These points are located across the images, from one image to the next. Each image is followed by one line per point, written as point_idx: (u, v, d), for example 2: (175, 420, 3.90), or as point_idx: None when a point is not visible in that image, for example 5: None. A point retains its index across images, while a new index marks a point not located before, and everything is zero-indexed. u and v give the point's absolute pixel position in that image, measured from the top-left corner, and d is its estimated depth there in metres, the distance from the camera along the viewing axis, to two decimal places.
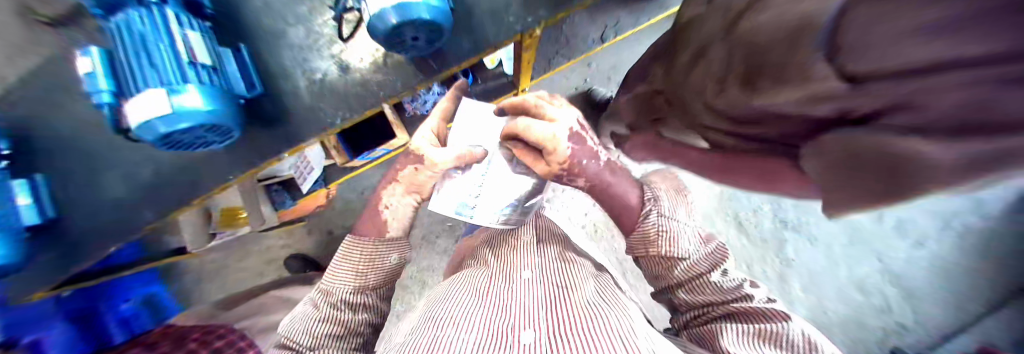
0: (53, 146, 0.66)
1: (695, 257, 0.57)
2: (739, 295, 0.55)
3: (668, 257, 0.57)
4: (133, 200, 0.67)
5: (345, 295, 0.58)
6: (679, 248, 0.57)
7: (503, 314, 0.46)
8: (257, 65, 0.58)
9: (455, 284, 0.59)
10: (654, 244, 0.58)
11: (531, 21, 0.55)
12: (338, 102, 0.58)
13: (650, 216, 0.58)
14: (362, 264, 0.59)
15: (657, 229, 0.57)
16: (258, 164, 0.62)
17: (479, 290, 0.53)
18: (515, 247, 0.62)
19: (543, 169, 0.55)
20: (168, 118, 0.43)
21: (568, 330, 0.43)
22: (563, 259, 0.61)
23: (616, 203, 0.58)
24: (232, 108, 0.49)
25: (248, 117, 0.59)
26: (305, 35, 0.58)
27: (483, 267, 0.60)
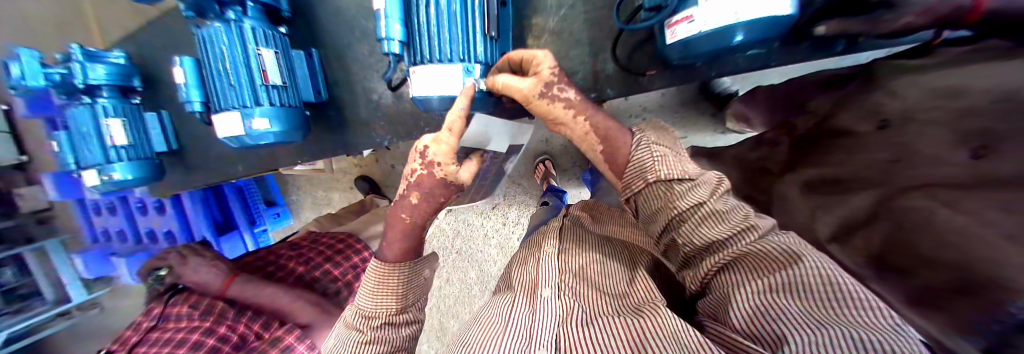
0: (167, 95, 0.74)
1: (693, 180, 0.34)
2: (742, 228, 0.29)
3: (665, 184, 0.35)
4: (226, 158, 0.75)
5: (389, 317, 0.44)
6: (684, 169, 0.36)
7: (525, 333, 0.29)
8: (325, 71, 0.59)
9: (484, 305, 0.42)
10: (653, 169, 0.35)
11: (595, 98, 0.53)
12: (386, 126, 0.60)
13: (641, 143, 0.38)
14: (403, 286, 0.45)
15: (651, 159, 0.36)
16: (319, 155, 0.65)
17: (502, 312, 0.35)
18: (539, 251, 0.44)
19: (528, 87, 0.38)
20: (250, 136, 0.50)
21: (597, 346, 0.27)
22: (586, 269, 0.40)
23: (609, 132, 0.40)
24: (295, 127, 0.53)
25: (315, 118, 0.62)
26: (370, 53, 0.56)
27: (508, 288, 0.42)
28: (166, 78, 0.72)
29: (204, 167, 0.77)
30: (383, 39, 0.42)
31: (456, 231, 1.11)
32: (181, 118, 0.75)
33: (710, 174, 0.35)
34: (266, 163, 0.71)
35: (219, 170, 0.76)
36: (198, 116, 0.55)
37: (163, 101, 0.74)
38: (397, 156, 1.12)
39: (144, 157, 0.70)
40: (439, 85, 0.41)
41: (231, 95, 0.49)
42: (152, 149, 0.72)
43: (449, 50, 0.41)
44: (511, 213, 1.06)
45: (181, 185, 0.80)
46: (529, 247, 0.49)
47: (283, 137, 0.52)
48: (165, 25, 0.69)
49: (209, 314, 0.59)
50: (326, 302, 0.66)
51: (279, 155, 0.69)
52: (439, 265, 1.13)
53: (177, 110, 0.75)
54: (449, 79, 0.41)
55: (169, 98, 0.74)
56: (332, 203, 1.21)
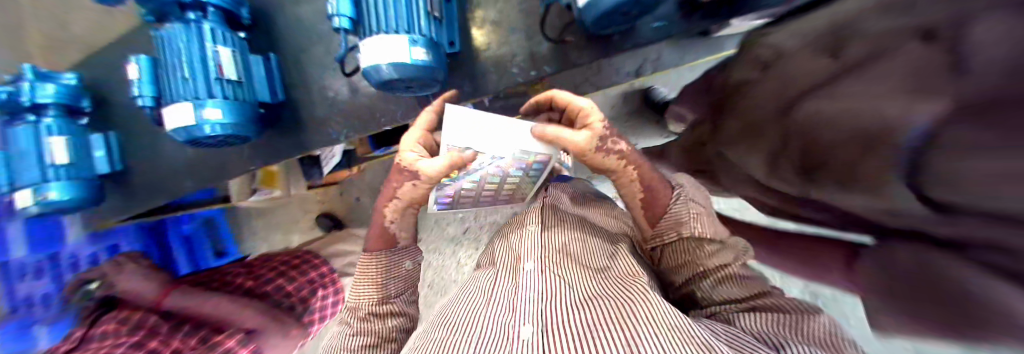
0: (122, 114, 0.73)
1: (723, 245, 0.39)
2: (754, 294, 0.36)
3: (698, 242, 0.39)
4: (176, 173, 0.72)
5: (370, 307, 0.45)
6: (715, 230, 0.40)
7: (511, 307, 0.31)
8: (282, 74, 0.62)
9: (467, 283, 0.42)
10: (688, 226, 0.39)
11: (536, 75, 0.59)
12: (342, 121, 0.62)
13: (679, 199, 0.41)
14: (380, 275, 0.47)
15: (690, 216, 0.39)
16: (273, 158, 0.66)
17: (491, 285, 0.36)
18: (524, 228, 0.44)
19: (584, 141, 0.40)
20: (194, 129, 0.50)
21: (583, 324, 0.28)
22: (571, 244, 0.40)
23: (643, 181, 0.43)
24: (248, 120, 0.54)
25: (270, 119, 0.64)
26: (326, 53, 0.61)
27: (489, 266, 0.43)
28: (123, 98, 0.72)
29: (152, 186, 0.73)
30: (334, 15, 0.47)
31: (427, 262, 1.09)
32: (133, 138, 0.73)
33: (735, 241, 0.41)
34: (217, 173, 0.69)
35: (168, 189, 0.73)
36: (147, 114, 0.55)
37: (114, 123, 0.73)
38: (361, 187, 1.12)
39: (83, 179, 0.67)
40: (388, 55, 0.45)
41: (184, 88, 0.50)
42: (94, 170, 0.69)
43: (393, 26, 0.46)
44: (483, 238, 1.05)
45: (127, 207, 0.76)
46: (512, 224, 0.51)
47: (238, 130, 0.53)
48: (127, 48, 0.71)
49: (140, 328, 0.54)
50: (282, 314, 0.64)
51: (230, 164, 0.68)
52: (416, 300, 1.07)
53: (129, 129, 0.73)
54: (396, 48, 0.45)
55: (121, 119, 0.73)
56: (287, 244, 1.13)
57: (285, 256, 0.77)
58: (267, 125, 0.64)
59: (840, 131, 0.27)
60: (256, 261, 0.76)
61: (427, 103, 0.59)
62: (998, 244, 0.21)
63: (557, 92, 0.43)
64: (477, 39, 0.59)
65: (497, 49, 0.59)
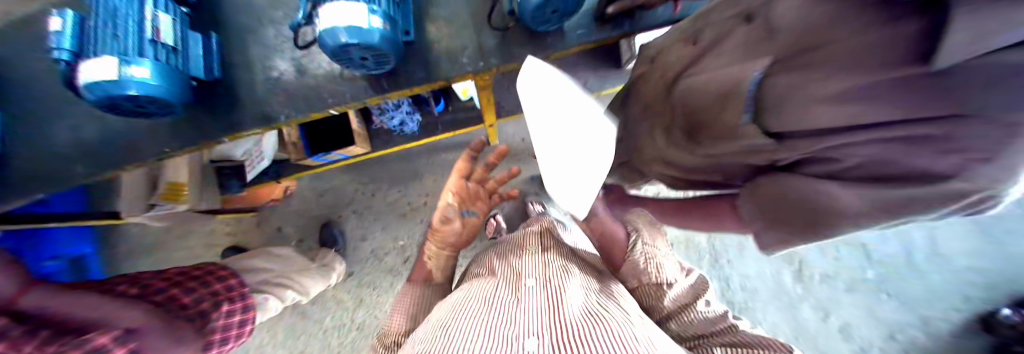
0: (14, 90, 0.62)
1: (674, 284, 0.57)
2: (709, 331, 0.52)
3: (656, 283, 0.57)
4: (69, 158, 0.61)
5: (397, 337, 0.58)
6: (665, 274, 0.58)
7: (511, 318, 0.39)
8: (222, 53, 0.62)
9: (460, 292, 0.51)
10: (648, 273, 0.58)
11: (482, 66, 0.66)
12: (287, 101, 0.62)
13: (637, 245, 0.62)
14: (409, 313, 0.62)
15: (645, 256, 0.60)
16: (202, 139, 0.61)
17: (491, 297, 0.45)
18: (525, 254, 0.56)
19: None
20: (115, 85, 0.47)
21: (565, 332, 0.37)
22: (569, 268, 0.53)
23: (604, 234, 0.64)
24: (176, 85, 0.52)
25: (205, 98, 0.61)
26: (273, 35, 0.64)
27: (488, 276, 0.52)
28: (20, 68, 0.61)
29: (33, 173, 0.61)
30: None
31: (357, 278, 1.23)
32: (21, 117, 0.62)
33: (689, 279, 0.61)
34: (125, 156, 0.61)
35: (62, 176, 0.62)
36: (61, 69, 0.50)
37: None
38: (287, 215, 1.34)
39: None
40: (345, 18, 0.49)
41: (114, 44, 0.48)
42: None
43: None
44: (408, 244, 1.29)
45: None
46: (512, 248, 0.61)
47: (164, 94, 0.50)
48: (32, 21, 0.63)
49: None
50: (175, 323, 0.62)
51: (144, 145, 0.61)
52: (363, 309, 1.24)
53: (17, 104, 0.61)
54: (353, 14, 0.49)
55: (9, 94, 0.61)
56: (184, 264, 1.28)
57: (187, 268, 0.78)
58: (200, 103, 0.61)
59: (742, 74, 0.36)
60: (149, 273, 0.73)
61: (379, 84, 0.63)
62: (850, 126, 0.29)
63: None
64: (431, 33, 0.66)
65: (449, 41, 0.66)
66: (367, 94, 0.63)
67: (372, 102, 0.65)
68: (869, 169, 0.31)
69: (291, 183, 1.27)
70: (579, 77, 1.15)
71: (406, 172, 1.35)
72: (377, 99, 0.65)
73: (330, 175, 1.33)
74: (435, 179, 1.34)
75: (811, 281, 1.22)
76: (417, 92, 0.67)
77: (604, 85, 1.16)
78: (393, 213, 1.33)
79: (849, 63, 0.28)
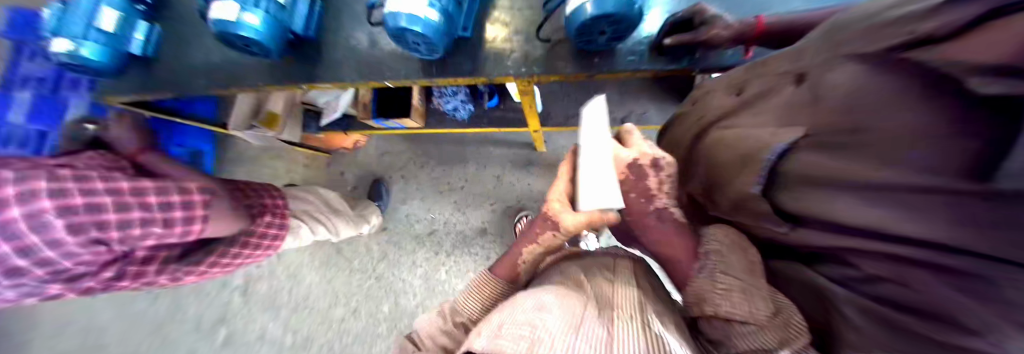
0: (174, 12, 0.82)
1: (773, 329, 0.29)
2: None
3: (725, 321, 0.32)
4: (195, 72, 0.79)
5: (468, 319, 0.48)
6: (752, 310, 0.31)
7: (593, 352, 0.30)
8: (321, 18, 0.73)
9: (527, 290, 0.42)
10: (709, 303, 0.34)
11: (524, 72, 0.68)
12: (353, 66, 0.72)
13: (705, 261, 0.37)
14: (490, 301, 0.51)
15: (712, 280, 0.35)
16: (282, 82, 0.75)
17: (582, 323, 0.34)
18: (616, 278, 0.43)
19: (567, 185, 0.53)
20: (230, 25, 0.60)
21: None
22: (664, 315, 0.37)
23: (664, 248, 0.43)
24: (275, 37, 0.64)
25: (291, 49, 0.74)
26: (358, 9, 0.74)
27: (566, 284, 0.42)
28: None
29: (170, 77, 0.80)
30: None
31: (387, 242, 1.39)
32: (172, 34, 0.81)
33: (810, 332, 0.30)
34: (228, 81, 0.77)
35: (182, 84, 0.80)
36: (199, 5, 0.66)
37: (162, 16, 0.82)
38: (352, 165, 1.49)
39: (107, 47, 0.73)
40: (405, 5, 0.56)
41: None
42: (124, 46, 0.76)
43: None
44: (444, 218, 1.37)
45: (138, 87, 0.82)
46: (602, 264, 0.47)
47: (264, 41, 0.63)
48: None
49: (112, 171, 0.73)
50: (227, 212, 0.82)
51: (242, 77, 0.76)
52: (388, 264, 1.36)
53: (173, 24, 0.81)
54: (414, 4, 0.55)
55: (170, 15, 0.82)
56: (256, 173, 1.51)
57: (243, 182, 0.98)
58: (287, 51, 0.74)
59: (770, 140, 0.31)
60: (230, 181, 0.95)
61: (428, 69, 0.69)
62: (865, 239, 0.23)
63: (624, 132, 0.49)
64: (489, 33, 0.70)
65: (502, 44, 0.69)
66: (419, 76, 0.70)
67: (421, 83, 0.71)
68: (893, 290, 0.22)
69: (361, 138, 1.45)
70: (639, 106, 1.10)
71: (456, 155, 1.43)
72: (427, 82, 0.72)
73: (391, 139, 1.46)
74: (478, 167, 1.40)
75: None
76: (462, 83, 0.72)
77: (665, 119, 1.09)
78: (432, 189, 1.42)
79: (871, 155, 0.22)
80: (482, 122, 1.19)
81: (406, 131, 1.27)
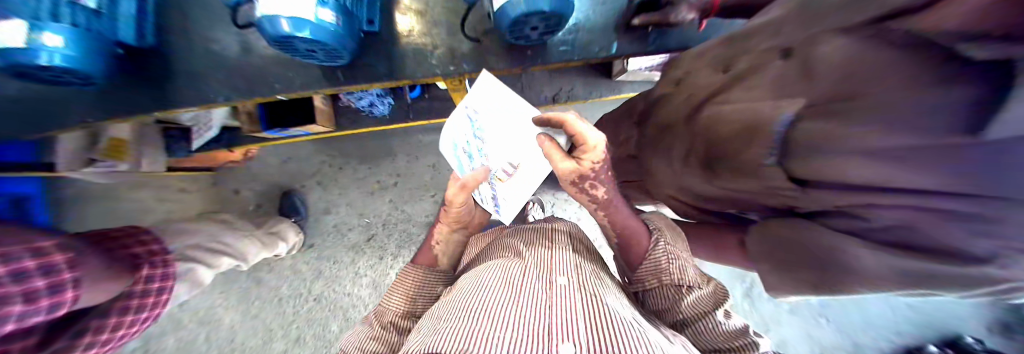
0: None
1: (701, 290, 0.45)
2: (736, 343, 0.42)
3: (679, 287, 0.45)
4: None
5: (394, 317, 0.49)
6: (691, 276, 0.46)
7: (542, 307, 0.34)
8: (161, 22, 0.57)
9: (476, 273, 0.46)
10: (666, 273, 0.46)
11: (452, 70, 0.61)
12: (226, 80, 0.58)
13: (659, 244, 0.51)
14: (414, 291, 0.55)
15: (667, 258, 0.48)
16: (131, 112, 0.57)
17: (513, 278, 0.40)
18: (550, 249, 0.49)
19: (566, 168, 0.51)
20: (28, 52, 0.42)
21: (609, 337, 0.31)
22: (600, 273, 0.49)
23: (625, 230, 0.54)
24: (94, 58, 0.47)
25: (131, 69, 0.56)
26: (217, 4, 0.57)
27: (510, 259, 0.47)
28: None
29: None
30: None
31: (326, 255, 1.25)
32: None
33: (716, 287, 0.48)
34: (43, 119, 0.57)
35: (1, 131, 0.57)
36: None
37: None
38: (244, 178, 1.26)
39: None
40: (288, 5, 0.43)
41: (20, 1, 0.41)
42: None
43: None
44: (386, 219, 1.27)
45: None
46: (536, 236, 0.55)
47: (83, 66, 0.46)
48: None
49: None
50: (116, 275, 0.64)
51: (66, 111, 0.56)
52: (337, 276, 1.24)
53: None
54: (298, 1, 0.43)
55: None
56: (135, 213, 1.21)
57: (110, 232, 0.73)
58: (126, 71, 0.56)
59: (772, 114, 0.32)
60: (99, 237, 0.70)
61: (332, 76, 0.58)
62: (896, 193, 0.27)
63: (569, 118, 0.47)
64: (401, 24, 0.60)
65: (419, 38, 0.60)
66: (320, 86, 0.59)
67: (325, 93, 0.60)
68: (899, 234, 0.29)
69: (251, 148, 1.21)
70: (567, 82, 1.12)
71: (381, 149, 1.27)
72: (333, 91, 0.61)
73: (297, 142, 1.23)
74: (408, 159, 1.28)
75: (760, 301, 1.26)
76: (377, 88, 0.62)
77: (591, 94, 1.12)
78: (358, 189, 1.27)
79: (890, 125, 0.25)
80: (408, 117, 1.10)
81: (316, 135, 1.13)
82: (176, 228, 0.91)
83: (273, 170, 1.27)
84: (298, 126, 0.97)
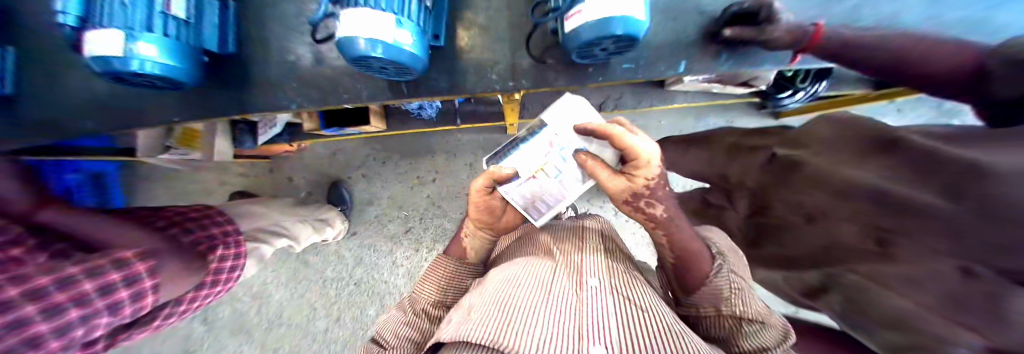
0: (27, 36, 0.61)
1: (764, 327, 0.40)
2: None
3: (738, 319, 0.40)
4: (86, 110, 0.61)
5: (426, 305, 0.47)
6: (754, 309, 0.41)
7: (574, 310, 0.35)
8: (238, 27, 0.59)
9: (510, 266, 0.47)
10: (728, 303, 0.41)
11: (512, 87, 0.59)
12: (297, 88, 0.59)
13: (721, 269, 0.44)
14: (443, 282, 0.52)
15: (730, 286, 0.42)
16: (207, 115, 0.61)
17: (541, 279, 0.41)
18: (582, 248, 0.50)
19: (618, 186, 0.51)
20: (122, 60, 0.45)
21: (645, 345, 0.31)
22: (632, 273, 0.48)
23: (686, 248, 0.46)
24: (184, 65, 0.50)
25: (209, 72, 0.59)
26: (292, 14, 0.59)
27: (543, 258, 0.48)
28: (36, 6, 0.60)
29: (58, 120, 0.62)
30: None
31: (369, 242, 1.30)
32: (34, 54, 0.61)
33: (783, 330, 0.41)
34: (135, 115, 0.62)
35: (106, 122, 0.63)
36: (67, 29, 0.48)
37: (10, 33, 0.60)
38: (290, 167, 1.32)
39: None
40: (368, 28, 0.43)
41: (118, 12, 0.45)
42: None
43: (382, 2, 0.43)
44: (426, 213, 1.29)
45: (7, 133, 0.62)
46: (568, 233, 0.56)
47: (172, 74, 0.50)
48: None
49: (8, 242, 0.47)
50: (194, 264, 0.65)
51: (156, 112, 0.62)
52: (378, 266, 1.28)
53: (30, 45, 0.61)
54: (378, 24, 0.43)
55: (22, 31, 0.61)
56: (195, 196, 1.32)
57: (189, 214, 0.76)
58: (206, 74, 0.59)
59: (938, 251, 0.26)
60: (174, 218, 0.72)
61: (397, 88, 0.58)
62: None
63: (621, 135, 0.47)
64: (463, 38, 0.59)
65: (481, 53, 0.59)
66: (384, 97, 0.59)
67: (390, 103, 0.60)
68: None
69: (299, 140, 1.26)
70: (615, 91, 1.07)
71: (422, 147, 1.29)
72: (395, 101, 0.61)
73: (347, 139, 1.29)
74: (448, 156, 1.28)
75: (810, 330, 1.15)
76: (436, 101, 0.61)
77: (640, 103, 1.04)
78: (400, 184, 1.30)
79: None
80: (450, 120, 1.10)
81: (366, 132, 1.16)
82: (240, 210, 0.95)
83: (318, 162, 1.32)
84: (353, 125, 0.99)
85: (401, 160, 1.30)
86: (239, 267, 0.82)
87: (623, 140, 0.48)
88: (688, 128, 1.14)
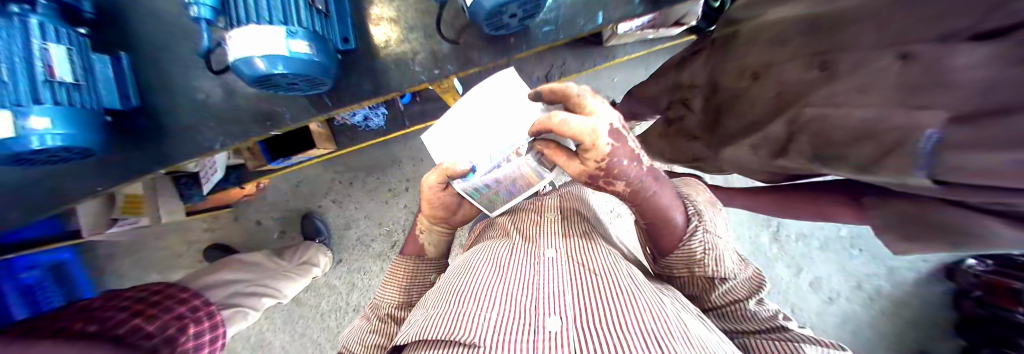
0: None
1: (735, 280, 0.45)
2: (768, 325, 0.41)
3: (711, 278, 0.44)
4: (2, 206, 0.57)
5: (390, 309, 0.52)
6: (728, 268, 0.44)
7: (529, 284, 0.36)
8: (136, 75, 0.56)
9: (471, 254, 0.48)
10: (700, 264, 0.44)
11: (438, 74, 0.58)
12: (217, 127, 0.57)
13: (696, 232, 0.45)
14: (408, 281, 0.57)
15: (704, 248, 0.44)
16: (129, 177, 0.58)
17: (501, 261, 0.42)
18: (541, 223, 0.51)
19: (576, 171, 0.40)
20: (13, 140, 0.41)
21: (599, 306, 0.33)
22: (592, 235, 0.50)
23: (659, 218, 0.45)
24: (87, 129, 0.47)
25: (120, 129, 0.56)
26: (189, 50, 0.56)
27: (504, 239, 0.49)
28: None
29: None
30: (191, 4, 0.42)
31: (357, 265, 1.29)
32: None
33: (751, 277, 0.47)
34: (51, 195, 0.58)
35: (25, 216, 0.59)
36: None
37: None
38: (257, 210, 1.28)
39: None
40: (260, 45, 0.41)
41: None
42: None
43: (267, 16, 0.44)
44: (403, 222, 1.28)
45: None
46: (526, 212, 0.56)
47: (79, 141, 0.46)
48: None
49: None
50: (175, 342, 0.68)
51: (70, 186, 0.58)
52: (371, 285, 1.28)
53: None
54: (268, 39, 0.42)
55: None
56: (164, 263, 1.26)
57: (143, 300, 0.74)
58: (115, 131, 0.56)
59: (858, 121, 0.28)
60: (134, 306, 0.71)
61: (320, 103, 0.57)
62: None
63: (559, 124, 0.36)
64: (376, 36, 0.57)
65: (396, 47, 0.57)
66: (309, 115, 0.58)
67: (316, 121, 0.59)
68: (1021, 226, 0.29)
69: (260, 181, 1.22)
70: (557, 58, 1.07)
71: (384, 159, 1.27)
72: (321, 118, 0.60)
73: (308, 168, 1.26)
74: (414, 162, 1.27)
75: (788, 241, 1.22)
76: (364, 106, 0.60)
77: (583, 66, 1.07)
78: (372, 200, 1.28)
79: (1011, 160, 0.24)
80: (400, 124, 1.08)
81: (323, 156, 1.14)
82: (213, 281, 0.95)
83: (284, 198, 1.29)
84: (301, 153, 0.96)
85: (367, 176, 1.28)
86: (220, 338, 0.83)
87: (564, 128, 0.35)
88: (641, 81, 1.15)
